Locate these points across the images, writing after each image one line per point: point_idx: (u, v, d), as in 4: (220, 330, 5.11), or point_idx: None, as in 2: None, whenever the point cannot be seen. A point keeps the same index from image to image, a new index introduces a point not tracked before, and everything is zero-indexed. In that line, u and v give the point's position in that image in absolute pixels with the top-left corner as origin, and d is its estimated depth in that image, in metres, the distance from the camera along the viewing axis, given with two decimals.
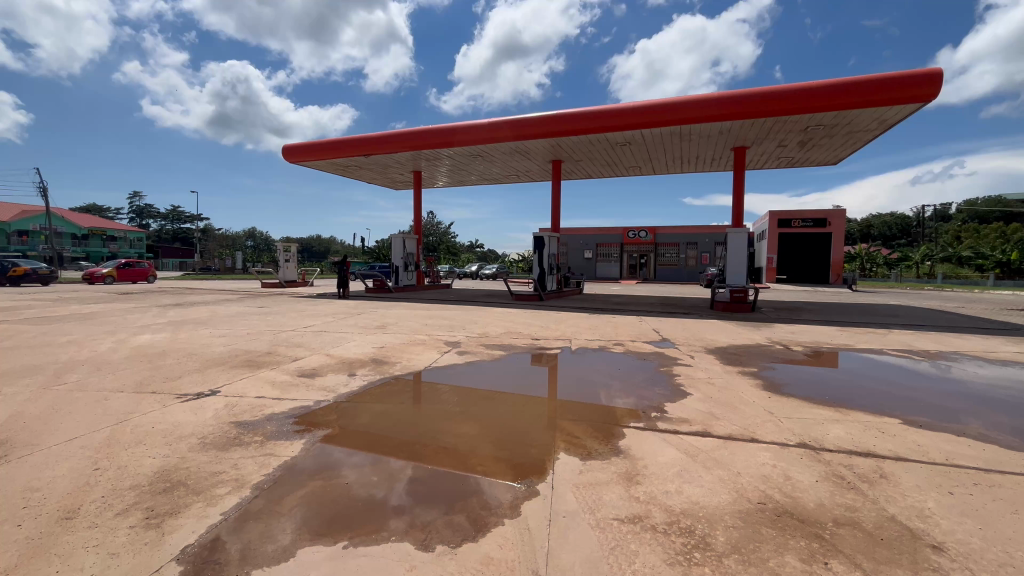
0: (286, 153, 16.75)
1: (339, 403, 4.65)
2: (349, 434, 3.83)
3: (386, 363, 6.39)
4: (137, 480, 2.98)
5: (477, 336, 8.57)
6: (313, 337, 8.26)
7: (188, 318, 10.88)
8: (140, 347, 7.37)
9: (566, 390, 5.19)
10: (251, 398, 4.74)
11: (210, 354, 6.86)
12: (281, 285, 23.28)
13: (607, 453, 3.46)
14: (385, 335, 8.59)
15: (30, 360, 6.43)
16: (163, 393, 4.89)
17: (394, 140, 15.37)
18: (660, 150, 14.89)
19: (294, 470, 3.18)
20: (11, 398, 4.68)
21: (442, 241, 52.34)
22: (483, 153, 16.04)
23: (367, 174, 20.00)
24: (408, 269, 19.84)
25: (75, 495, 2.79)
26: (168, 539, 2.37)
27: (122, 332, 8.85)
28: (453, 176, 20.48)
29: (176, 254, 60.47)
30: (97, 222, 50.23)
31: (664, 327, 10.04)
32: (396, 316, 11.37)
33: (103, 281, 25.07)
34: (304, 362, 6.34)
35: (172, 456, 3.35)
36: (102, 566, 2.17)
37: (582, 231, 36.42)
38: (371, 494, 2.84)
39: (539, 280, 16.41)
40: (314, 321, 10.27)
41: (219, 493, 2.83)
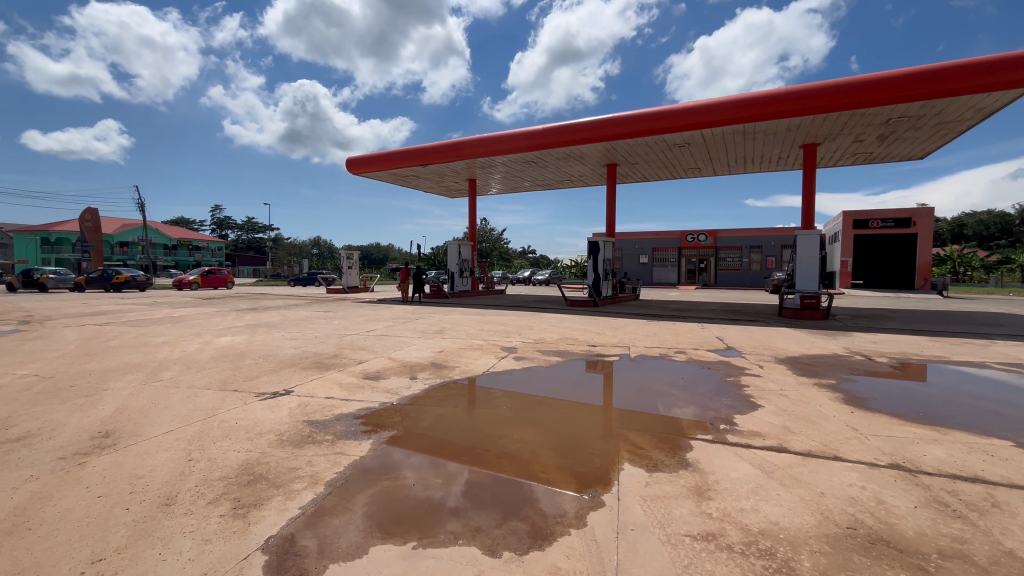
0: (350, 165, 17.63)
1: (401, 405, 4.80)
2: (412, 436, 3.94)
3: (445, 367, 6.52)
4: (225, 472, 3.22)
5: (533, 342, 8.57)
6: (376, 341, 8.59)
7: (263, 322, 11.66)
8: (223, 348, 8.00)
9: (624, 399, 5.05)
10: (321, 398, 5.01)
11: (283, 355, 7.31)
12: (345, 290, 24.47)
13: (674, 465, 3.33)
14: (443, 339, 8.77)
15: (133, 358, 7.16)
16: (244, 391, 5.26)
17: (450, 150, 15.80)
18: (722, 150, 14.27)
19: (361, 469, 3.31)
20: (118, 393, 5.22)
21: (496, 247, 53.12)
22: (536, 159, 16.12)
23: (424, 184, 20.63)
24: (463, 275, 20.22)
25: (173, 484, 3.05)
26: (253, 529, 2.53)
27: (208, 334, 9.67)
28: (507, 183, 20.72)
29: (251, 262, 65.25)
30: (186, 234, 55.40)
31: (728, 335, 9.55)
32: (452, 321, 11.60)
33: (190, 287, 27.52)
34: (368, 365, 6.60)
35: (254, 450, 3.60)
36: (199, 551, 2.35)
37: (638, 236, 35.59)
38: (431, 495, 2.90)
39: (594, 285, 16.18)
40: (376, 326, 10.71)
41: (296, 488, 2.99)
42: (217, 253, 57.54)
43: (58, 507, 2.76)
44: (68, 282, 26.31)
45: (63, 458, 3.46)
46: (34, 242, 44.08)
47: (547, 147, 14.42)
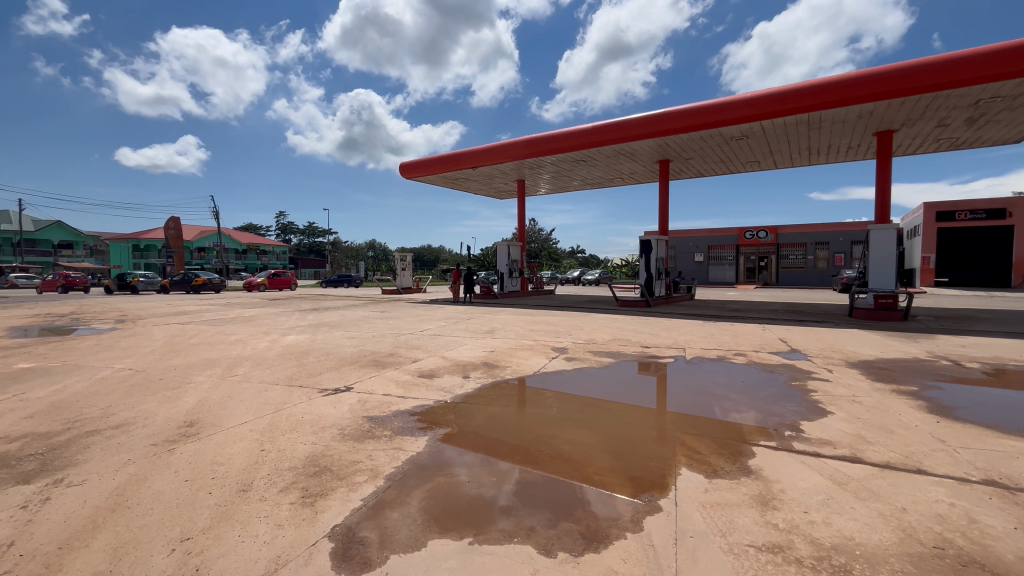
0: (403, 170, 18.20)
1: (454, 403, 4.91)
2: (465, 434, 4.02)
3: (497, 367, 6.60)
4: (293, 462, 3.42)
5: (584, 343, 8.48)
6: (429, 340, 8.81)
7: (324, 321, 12.28)
8: (289, 346, 8.50)
9: (679, 402, 4.90)
10: (379, 395, 5.21)
11: (343, 354, 7.66)
12: (399, 291, 25.28)
13: (735, 472, 3.19)
14: (494, 339, 8.86)
15: (211, 355, 7.76)
16: (309, 387, 5.57)
17: (499, 151, 15.94)
18: (784, 141, 13.50)
19: (417, 465, 3.41)
20: (200, 386, 5.68)
21: (545, 247, 53.08)
22: (585, 158, 15.97)
23: (474, 186, 20.93)
24: (513, 276, 20.34)
25: (249, 471, 3.29)
26: (320, 518, 2.67)
27: (275, 333, 10.30)
28: (556, 182, 20.63)
29: (312, 265, 68.83)
30: (255, 240, 59.34)
31: (793, 337, 9.02)
32: (503, 321, 11.71)
33: (259, 289, 29.46)
34: (423, 363, 6.79)
35: (319, 443, 3.81)
36: (273, 534, 2.52)
37: (692, 233, 34.34)
38: (483, 493, 2.95)
39: (647, 285, 15.79)
40: (429, 326, 10.98)
41: (358, 481, 3.13)
42: (282, 257, 61.17)
43: (152, 489, 3.04)
44: (154, 284, 28.88)
45: (155, 444, 3.82)
46: (126, 249, 48.78)
47: (596, 145, 14.23)
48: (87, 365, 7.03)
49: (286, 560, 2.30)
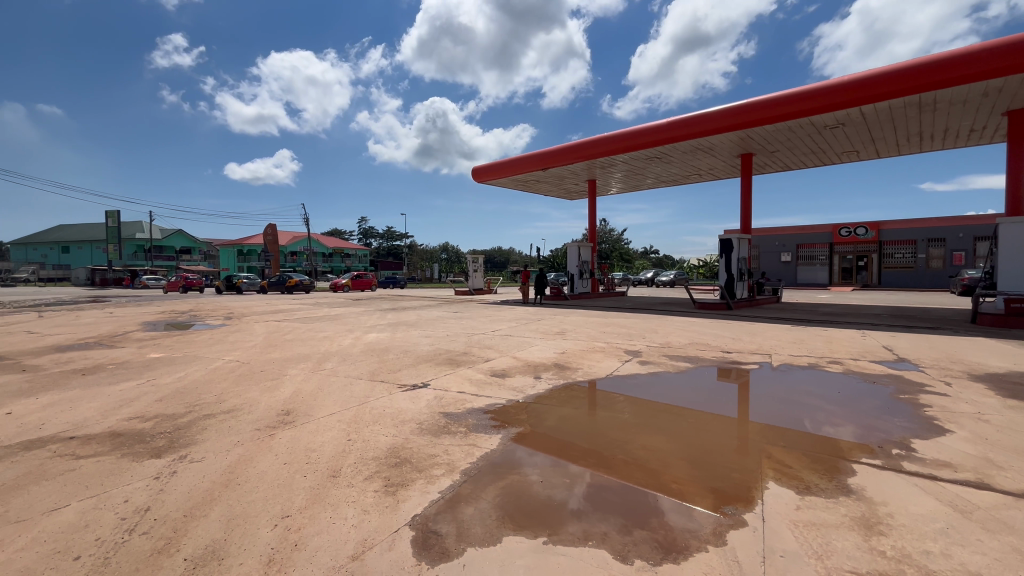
0: (476, 174, 18.68)
1: (527, 403, 4.95)
2: (537, 434, 4.05)
3: (568, 368, 6.56)
4: (376, 453, 3.64)
5: (659, 346, 8.19)
6: (501, 340, 8.97)
7: (402, 320, 12.93)
8: (370, 343, 9.03)
9: (764, 412, 4.58)
10: (454, 392, 5.38)
11: (419, 351, 8.00)
12: (471, 292, 25.95)
13: (832, 490, 2.93)
14: (565, 341, 8.83)
15: (304, 350, 8.45)
16: (390, 382, 5.88)
17: (569, 152, 15.84)
18: (889, 127, 12.16)
19: (491, 462, 3.48)
20: (295, 378, 6.21)
21: (616, 248, 51.94)
22: (660, 155, 15.44)
23: (544, 187, 20.99)
24: (584, 277, 20.12)
25: (339, 458, 3.55)
26: (402, 506, 2.82)
27: (359, 330, 11.01)
28: (628, 181, 20.11)
29: (390, 267, 72.52)
30: (340, 244, 63.74)
31: (900, 345, 8.08)
32: (574, 322, 11.62)
33: (344, 290, 31.63)
34: (494, 363, 6.93)
35: (400, 436, 4.01)
36: (360, 518, 2.69)
37: (777, 231, 31.90)
38: (555, 494, 2.96)
39: (727, 286, 14.90)
40: (500, 326, 11.15)
41: (436, 474, 3.26)
42: (363, 260, 65.16)
43: (256, 469, 3.37)
44: (255, 285, 32.02)
45: (259, 429, 4.24)
46: (232, 253, 54.60)
47: (671, 141, 13.68)
48: (203, 357, 7.94)
49: (372, 544, 2.45)
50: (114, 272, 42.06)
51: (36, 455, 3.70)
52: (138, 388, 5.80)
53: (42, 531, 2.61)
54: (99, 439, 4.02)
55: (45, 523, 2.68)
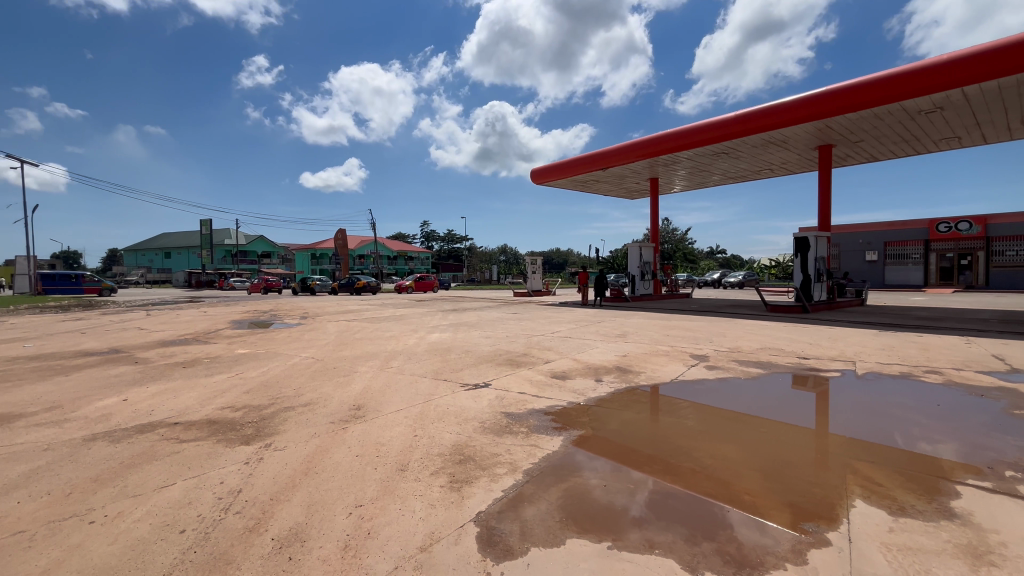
0: (535, 175, 18.77)
1: (588, 406, 4.90)
2: (598, 438, 4.00)
3: (630, 372, 6.41)
4: (441, 449, 3.76)
5: (727, 351, 7.80)
6: (560, 342, 8.93)
7: (463, 321, 13.23)
8: (434, 343, 9.33)
9: (848, 424, 4.24)
10: (515, 393, 5.44)
11: (481, 352, 8.15)
12: (530, 293, 26.06)
13: (931, 513, 2.66)
14: (626, 344, 8.64)
15: (372, 348, 8.88)
16: (453, 381, 6.05)
17: (630, 150, 15.50)
18: (998, 108, 10.83)
19: (553, 464, 3.49)
20: (365, 375, 6.55)
21: (679, 249, 50.08)
22: (727, 150, 14.72)
23: (604, 187, 20.68)
24: (645, 278, 19.58)
25: (406, 452, 3.70)
26: (467, 502, 2.89)
27: (422, 330, 11.41)
28: (693, 179, 19.35)
29: (451, 269, 74.37)
30: (403, 247, 66.31)
31: (1014, 354, 7.16)
32: (635, 325, 11.33)
33: (407, 291, 32.87)
34: (554, 364, 6.91)
35: (463, 434, 4.11)
36: (427, 512, 2.79)
37: (862, 228, 29.41)
38: (619, 499, 2.91)
39: (803, 288, 13.91)
40: (560, 328, 11.12)
41: (499, 472, 3.31)
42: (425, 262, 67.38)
43: (331, 459, 3.60)
44: (327, 287, 34.07)
45: (334, 422, 4.52)
46: (306, 257, 58.44)
47: (740, 135, 13.01)
48: (282, 353, 8.57)
49: (438, 537, 2.53)
50: (206, 275, 46.50)
51: (147, 437, 4.17)
52: (229, 381, 6.37)
53: (154, 505, 2.93)
54: (198, 426, 4.46)
55: (156, 499, 3.02)
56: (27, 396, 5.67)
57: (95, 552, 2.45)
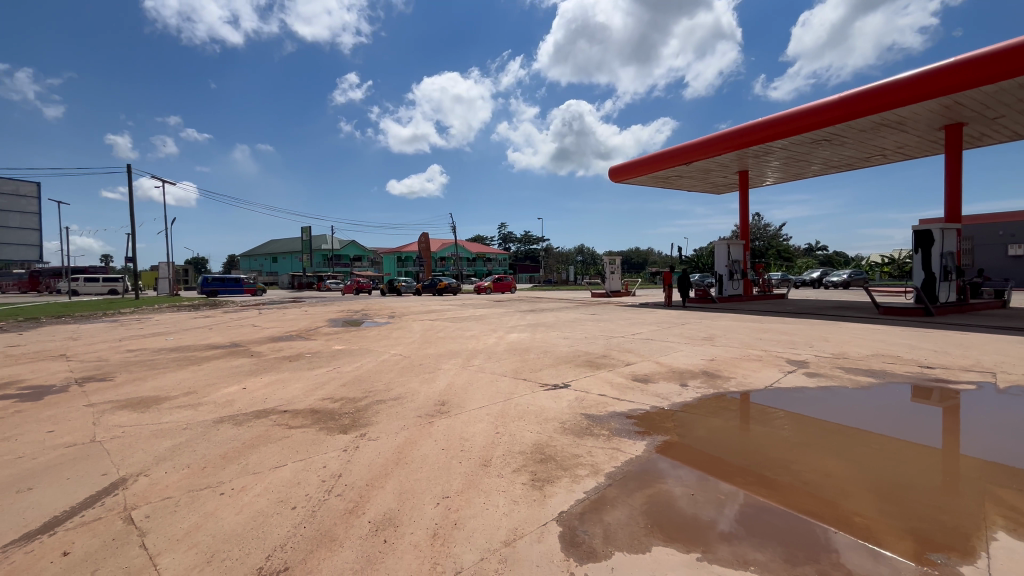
0: (613, 174, 18.42)
1: (673, 411, 4.71)
2: (683, 445, 3.83)
3: (718, 376, 6.06)
4: (522, 447, 3.81)
5: (831, 357, 7.11)
6: (642, 344, 8.67)
7: (541, 322, 13.33)
8: (513, 343, 9.48)
9: (984, 446, 3.68)
10: (595, 394, 5.37)
11: (559, 353, 8.13)
12: (608, 294, 25.54)
13: None
14: (713, 347, 8.18)
15: (454, 347, 9.22)
16: (532, 381, 6.11)
17: (715, 142, 14.66)
18: None
19: (635, 469, 3.40)
20: (448, 372, 6.83)
21: (773, 245, 46.40)
22: (830, 137, 13.39)
23: (688, 183, 19.73)
24: (734, 278, 18.39)
25: (489, 448, 3.81)
26: (549, 501, 2.91)
27: (501, 330, 11.65)
28: (788, 170, 17.85)
29: (528, 270, 75.01)
30: (482, 249, 68.07)
31: None
32: (723, 327, 10.68)
33: (486, 292, 33.72)
34: (636, 367, 6.73)
35: (544, 433, 4.14)
36: (510, 507, 2.86)
37: (1002, 219, 25.30)
38: (708, 511, 2.76)
39: (926, 288, 12.25)
40: (641, 329, 10.79)
41: (581, 474, 3.30)
42: (503, 263, 68.58)
43: (419, 451, 3.80)
44: (411, 288, 35.96)
45: (420, 416, 4.77)
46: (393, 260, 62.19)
47: (844, 120, 11.78)
48: (373, 350, 9.19)
49: (522, 533, 2.58)
50: (307, 277, 51.13)
51: (264, 422, 4.69)
52: (328, 374, 6.95)
53: (270, 483, 3.29)
54: (304, 414, 4.94)
55: (272, 477, 3.39)
56: (169, 382, 6.62)
57: (226, 520, 2.81)
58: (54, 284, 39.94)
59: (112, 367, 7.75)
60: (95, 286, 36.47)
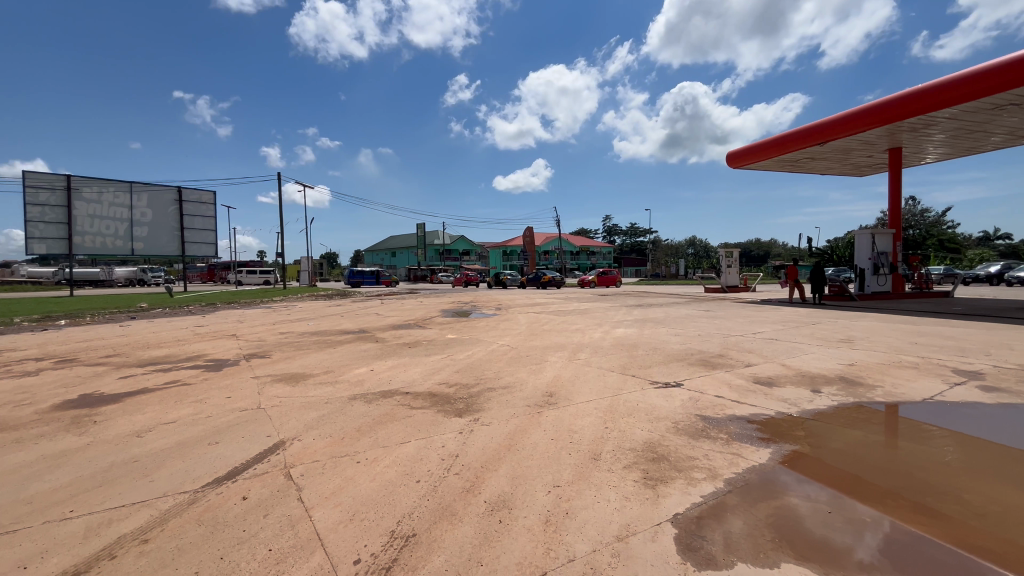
0: (729, 160, 17.07)
1: (802, 419, 4.27)
2: (814, 459, 3.45)
3: (860, 384, 5.33)
4: (632, 445, 3.74)
5: (1017, 369, 5.85)
6: (765, 344, 7.95)
7: (649, 318, 12.84)
8: (619, 338, 9.28)
9: None
10: (711, 396, 5.06)
11: (670, 350, 7.78)
12: (724, 289, 23.74)
13: None
14: (853, 351, 7.21)
15: (559, 340, 9.30)
16: (641, 378, 5.93)
17: (855, 118, 12.87)
18: None
19: (758, 478, 3.15)
20: (555, 364, 6.92)
21: (933, 234, 39.39)
22: (1018, 101, 10.98)
23: (822, 165, 17.52)
24: (881, 272, 15.98)
25: (599, 443, 3.80)
26: (663, 502, 2.83)
27: (607, 325, 11.46)
28: (958, 143, 14.97)
29: (634, 263, 72.55)
30: (586, 242, 67.37)
31: None
32: (866, 329, 9.32)
33: (590, 285, 33.37)
34: (757, 368, 6.19)
35: (655, 432, 4.02)
36: (622, 503, 2.83)
37: None
38: (847, 535, 2.47)
39: None
40: (763, 328, 9.89)
41: (697, 477, 3.15)
42: (607, 257, 67.20)
43: (530, 439, 3.92)
44: (516, 281, 36.87)
45: (529, 405, 4.91)
46: (499, 253, 64.32)
47: None
48: (483, 340, 9.61)
49: (635, 530, 2.55)
50: (422, 270, 54.97)
51: (389, 401, 5.19)
52: (443, 361, 7.45)
53: (398, 456, 3.64)
54: (424, 396, 5.36)
55: (399, 452, 3.74)
56: (312, 361, 7.60)
57: (363, 485, 3.17)
58: (225, 276, 48.00)
59: (269, 346, 9.12)
60: (254, 277, 43.09)
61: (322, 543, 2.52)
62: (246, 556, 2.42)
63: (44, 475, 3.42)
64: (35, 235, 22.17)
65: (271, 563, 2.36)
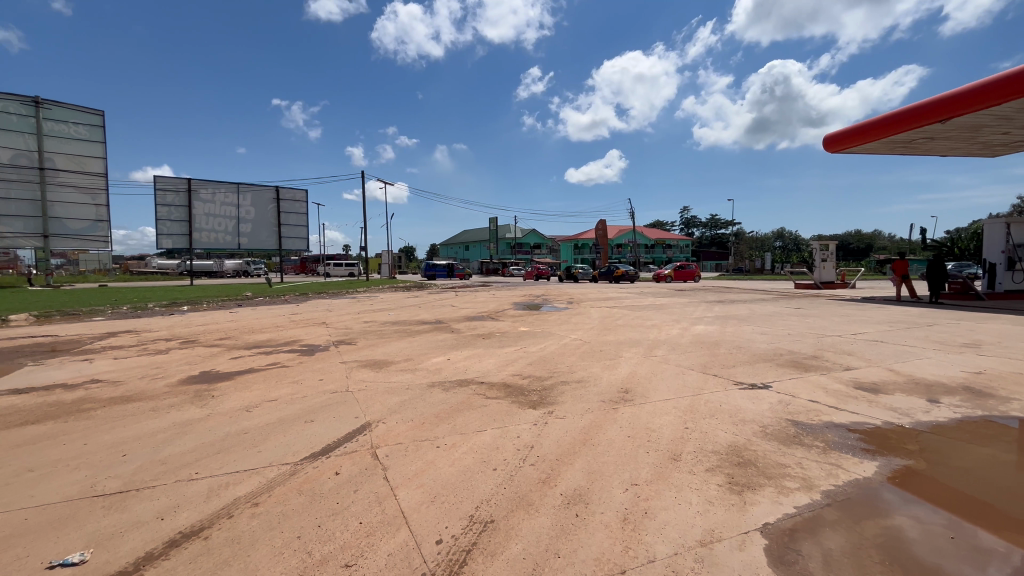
0: (826, 143, 15.58)
1: (915, 431, 3.81)
2: (931, 477, 3.07)
3: (990, 396, 4.64)
4: (715, 447, 3.56)
5: None
6: (868, 346, 7.17)
7: (732, 314, 12.11)
8: (699, 335, 8.84)
9: None
10: (804, 400, 4.67)
11: (756, 349, 7.28)
12: (818, 285, 21.73)
13: None
14: (980, 357, 6.28)
15: (634, 335, 9.05)
16: (725, 378, 5.61)
17: (985, 90, 11.17)
18: None
19: (863, 493, 2.86)
20: (630, 360, 6.75)
21: None
22: None
23: (943, 145, 15.39)
24: (1017, 267, 13.80)
25: (679, 443, 3.66)
26: (751, 509, 2.67)
27: (685, 321, 10.97)
28: None
29: (714, 257, 68.59)
30: (662, 235, 64.76)
31: None
32: (996, 332, 8.11)
33: (666, 280, 32.07)
34: (859, 373, 5.62)
35: (741, 435, 3.79)
36: (705, 507, 2.71)
37: None
38: (973, 565, 2.18)
39: None
40: (867, 329, 8.92)
41: (789, 486, 2.93)
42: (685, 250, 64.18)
43: (605, 434, 3.87)
44: (588, 275, 36.35)
45: (604, 400, 4.84)
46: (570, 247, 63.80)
47: None
48: (555, 333, 9.59)
49: (720, 536, 2.43)
50: (494, 263, 55.92)
51: (465, 390, 5.35)
52: (516, 353, 7.54)
53: (475, 444, 3.75)
54: (497, 387, 5.47)
55: (476, 439, 3.85)
56: (394, 349, 8.03)
57: (443, 469, 3.31)
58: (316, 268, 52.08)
59: (355, 333, 9.78)
60: (340, 270, 46.33)
61: (407, 521, 2.66)
62: (340, 526, 2.62)
63: (175, 440, 3.93)
64: (164, 231, 25.26)
65: (362, 535, 2.54)
